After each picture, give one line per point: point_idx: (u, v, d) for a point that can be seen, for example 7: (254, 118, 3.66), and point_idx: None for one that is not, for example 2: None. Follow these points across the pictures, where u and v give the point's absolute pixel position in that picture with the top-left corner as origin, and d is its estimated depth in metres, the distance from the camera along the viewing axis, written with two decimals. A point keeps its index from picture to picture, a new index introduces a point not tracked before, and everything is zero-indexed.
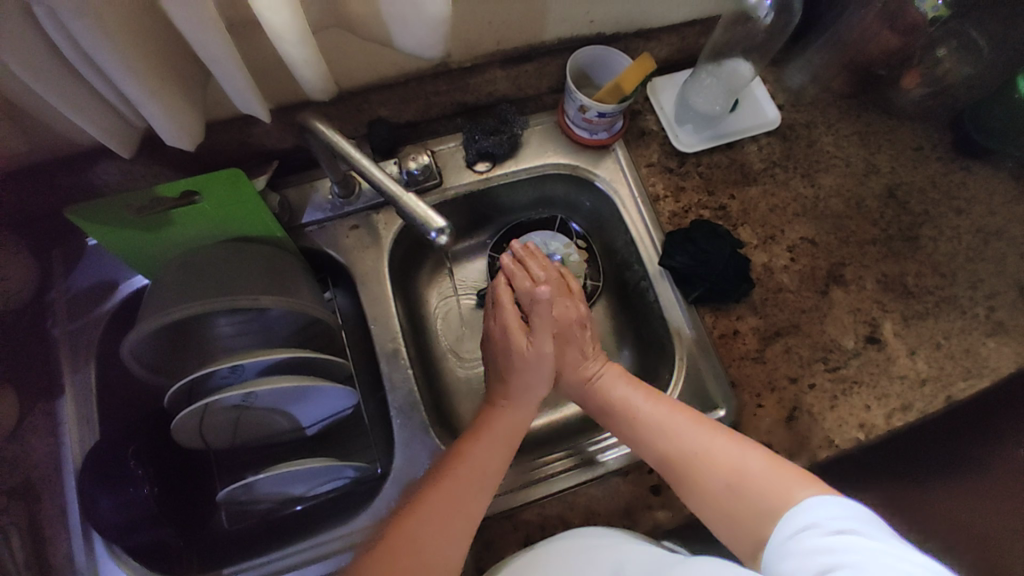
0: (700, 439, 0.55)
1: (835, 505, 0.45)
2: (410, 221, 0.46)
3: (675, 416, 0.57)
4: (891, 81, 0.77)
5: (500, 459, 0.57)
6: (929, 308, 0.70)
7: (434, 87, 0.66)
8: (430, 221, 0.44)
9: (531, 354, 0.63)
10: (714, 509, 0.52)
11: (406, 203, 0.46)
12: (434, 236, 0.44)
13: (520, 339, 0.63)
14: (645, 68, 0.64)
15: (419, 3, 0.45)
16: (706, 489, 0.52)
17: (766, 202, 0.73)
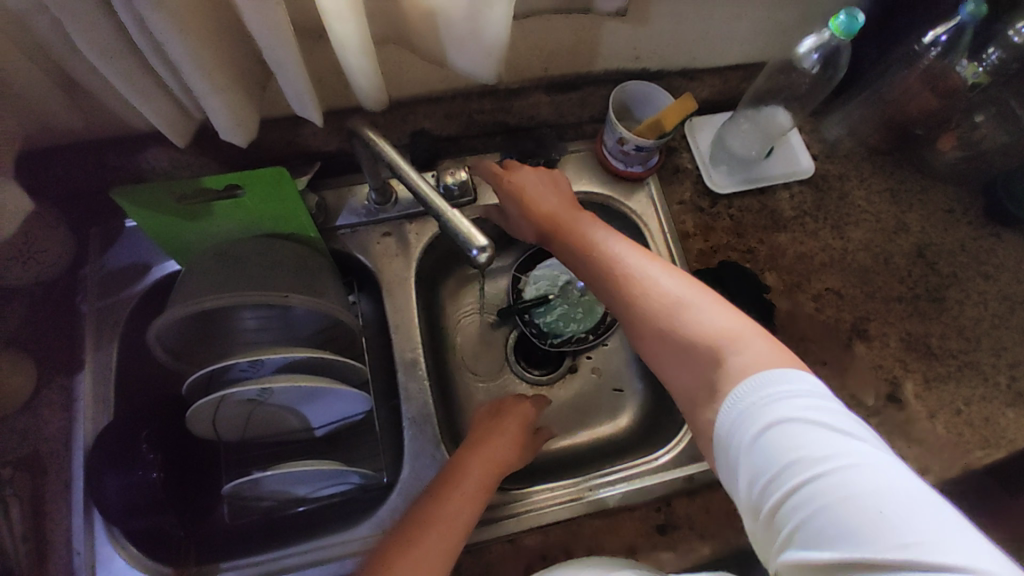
0: (674, 296, 0.53)
1: (804, 388, 0.43)
2: (451, 237, 0.46)
3: (665, 280, 0.55)
4: (927, 141, 0.77)
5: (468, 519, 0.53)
6: (951, 372, 0.70)
7: (479, 106, 0.67)
8: (474, 240, 0.44)
9: (524, 447, 0.61)
10: (671, 360, 0.51)
11: (451, 219, 0.46)
12: (475, 254, 0.44)
13: (518, 437, 0.60)
14: (687, 107, 0.65)
15: (480, 27, 0.47)
16: (671, 345, 0.51)
17: (795, 250, 0.73)
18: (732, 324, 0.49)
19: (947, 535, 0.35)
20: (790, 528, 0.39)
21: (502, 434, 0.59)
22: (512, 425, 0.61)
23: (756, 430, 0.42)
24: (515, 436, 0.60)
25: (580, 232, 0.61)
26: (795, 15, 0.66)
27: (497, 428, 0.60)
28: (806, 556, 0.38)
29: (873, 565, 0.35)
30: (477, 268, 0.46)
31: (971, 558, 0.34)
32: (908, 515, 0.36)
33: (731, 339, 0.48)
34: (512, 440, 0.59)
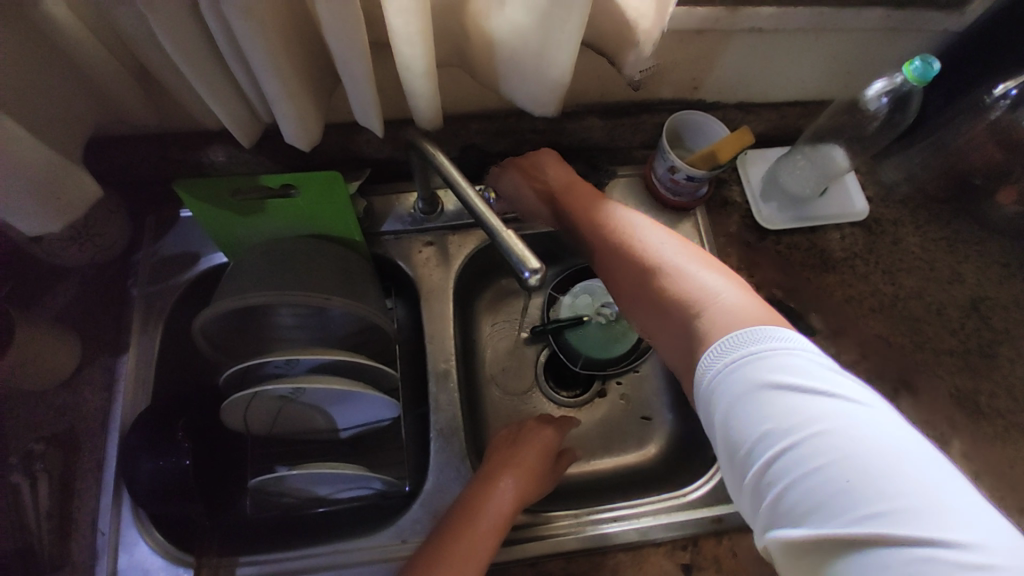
0: (667, 265, 0.52)
1: (787, 349, 0.42)
2: (504, 256, 0.46)
3: (660, 248, 0.53)
4: (986, 194, 0.75)
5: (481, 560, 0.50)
6: (1000, 433, 0.67)
7: (533, 124, 0.67)
8: (527, 262, 0.44)
9: (541, 478, 0.58)
10: (651, 318, 0.52)
11: (506, 240, 0.46)
12: (527, 275, 0.44)
13: (536, 466, 0.58)
14: (742, 141, 0.64)
15: (545, 63, 0.47)
16: (649, 309, 0.52)
17: (842, 292, 0.71)
18: (710, 281, 0.49)
19: (927, 502, 0.34)
20: (770, 497, 0.39)
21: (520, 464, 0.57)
22: (529, 454, 0.58)
23: (738, 397, 0.41)
24: (532, 465, 0.58)
25: (581, 203, 0.60)
26: (860, 58, 0.65)
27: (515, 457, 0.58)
28: (786, 526, 0.38)
29: (851, 534, 0.35)
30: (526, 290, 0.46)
31: (948, 525, 0.34)
32: (888, 481, 0.35)
33: (706, 295, 0.48)
34: (529, 470, 0.57)
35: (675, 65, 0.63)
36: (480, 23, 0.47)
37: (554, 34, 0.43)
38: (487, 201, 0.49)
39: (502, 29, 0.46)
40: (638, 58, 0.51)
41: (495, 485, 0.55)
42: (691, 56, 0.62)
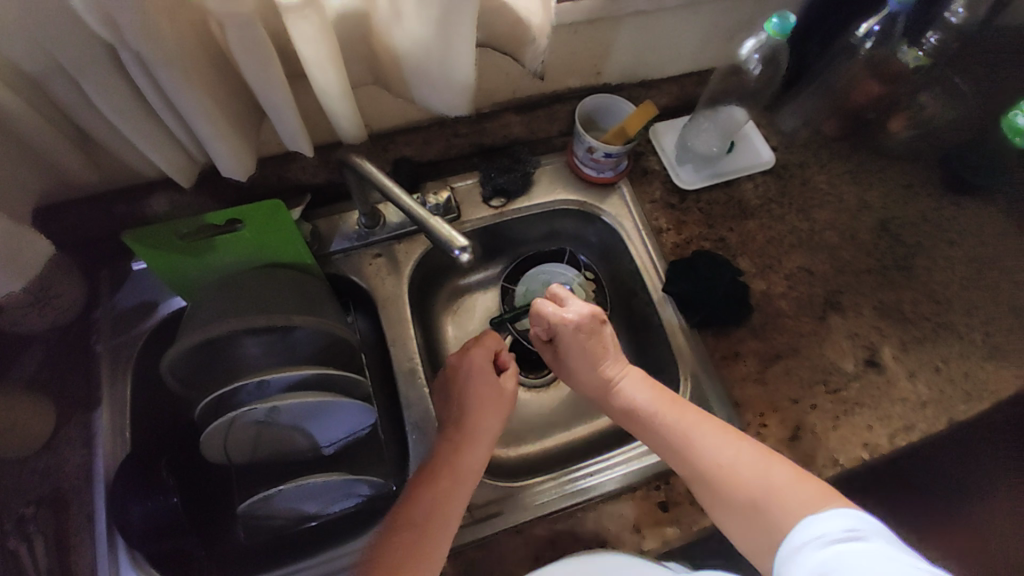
0: (725, 452, 0.59)
1: (854, 516, 0.51)
2: (432, 238, 0.50)
3: (709, 437, 0.60)
4: (879, 126, 0.83)
5: (463, 491, 0.58)
6: (927, 334, 0.74)
7: (455, 129, 0.72)
8: (455, 241, 0.48)
9: (499, 409, 0.64)
10: (713, 499, 0.58)
11: (434, 226, 0.50)
12: (457, 253, 0.48)
13: (495, 403, 0.64)
14: (648, 113, 0.69)
15: (451, 69, 0.51)
16: (715, 496, 0.58)
17: (763, 234, 0.78)
18: (753, 459, 0.58)
19: None
20: None
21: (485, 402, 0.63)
22: (485, 389, 0.64)
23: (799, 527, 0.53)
24: (494, 402, 0.64)
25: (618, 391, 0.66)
26: (735, 23, 0.73)
27: (478, 396, 0.63)
28: None
29: None
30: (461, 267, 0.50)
31: None
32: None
33: (770, 483, 0.56)
34: (493, 408, 0.64)
35: (573, 55, 0.69)
36: (384, 42, 0.52)
37: (454, 37, 0.47)
38: (416, 199, 0.54)
39: (403, 44, 0.50)
40: (535, 51, 0.57)
41: (472, 436, 0.61)
42: (586, 44, 0.68)
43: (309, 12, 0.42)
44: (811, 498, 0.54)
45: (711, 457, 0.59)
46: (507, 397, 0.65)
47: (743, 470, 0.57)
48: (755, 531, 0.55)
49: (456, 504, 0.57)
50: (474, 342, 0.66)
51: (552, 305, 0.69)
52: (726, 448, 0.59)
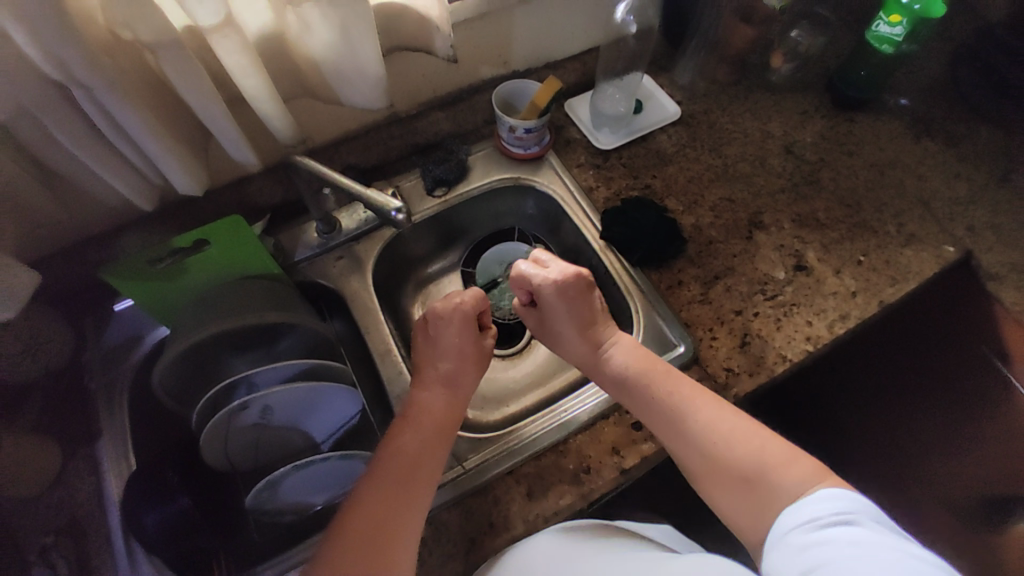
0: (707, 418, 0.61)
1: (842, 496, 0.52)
2: (367, 203, 0.60)
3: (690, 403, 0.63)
4: (764, 66, 0.93)
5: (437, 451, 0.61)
6: (844, 233, 0.81)
7: (390, 133, 0.80)
8: (389, 204, 0.58)
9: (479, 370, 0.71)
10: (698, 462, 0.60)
11: (371, 197, 0.59)
12: (394, 214, 0.58)
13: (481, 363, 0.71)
14: (554, 86, 0.78)
15: (364, 65, 0.60)
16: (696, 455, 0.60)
17: (684, 176, 0.86)
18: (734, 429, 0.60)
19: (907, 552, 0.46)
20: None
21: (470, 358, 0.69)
22: (481, 345, 0.71)
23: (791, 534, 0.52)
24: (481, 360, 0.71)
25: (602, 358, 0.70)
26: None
27: (470, 349, 0.70)
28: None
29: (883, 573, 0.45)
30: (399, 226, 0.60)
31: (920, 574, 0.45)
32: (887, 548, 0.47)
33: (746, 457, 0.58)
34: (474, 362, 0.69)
35: (478, 48, 0.78)
36: (300, 53, 0.59)
37: (356, 36, 0.56)
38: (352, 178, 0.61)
39: (315, 50, 0.58)
40: (443, 37, 0.65)
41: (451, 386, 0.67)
42: (486, 37, 0.76)
43: (229, 31, 0.50)
44: (805, 476, 0.56)
45: (708, 429, 0.61)
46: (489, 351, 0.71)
47: (736, 434, 0.60)
48: (755, 503, 0.57)
49: (428, 463, 0.60)
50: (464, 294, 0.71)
51: (537, 271, 0.75)
52: (720, 415, 0.62)
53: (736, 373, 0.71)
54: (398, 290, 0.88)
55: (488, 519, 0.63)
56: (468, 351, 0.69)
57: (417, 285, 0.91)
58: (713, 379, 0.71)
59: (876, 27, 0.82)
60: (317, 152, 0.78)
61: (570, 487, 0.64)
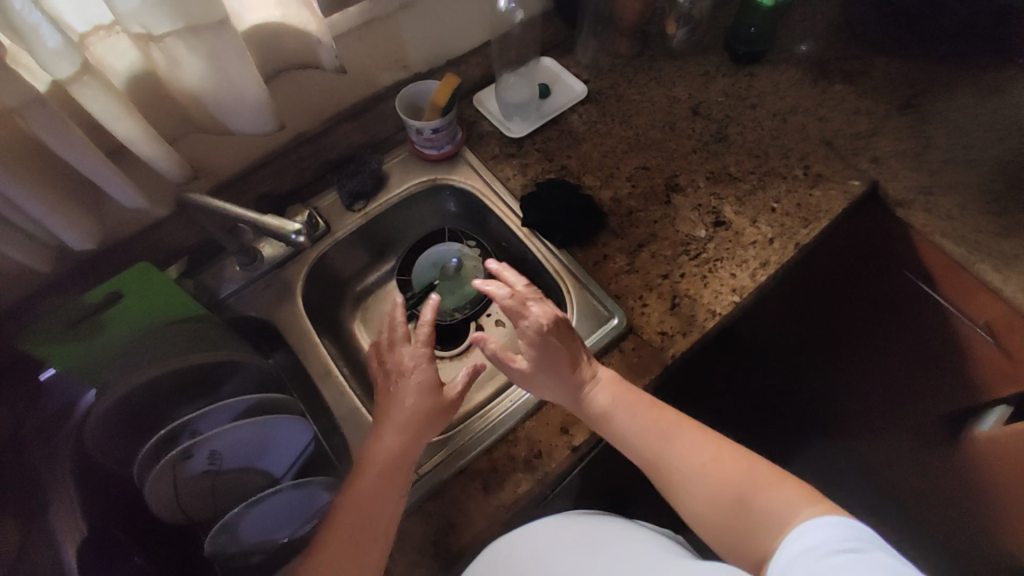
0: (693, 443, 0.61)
1: (847, 525, 0.48)
2: (264, 227, 0.63)
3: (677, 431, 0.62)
4: (661, 33, 0.96)
5: (388, 495, 0.59)
6: (755, 185, 0.84)
7: (300, 155, 0.79)
8: (286, 228, 0.63)
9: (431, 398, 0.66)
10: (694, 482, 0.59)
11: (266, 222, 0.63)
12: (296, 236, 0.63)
13: (430, 392, 0.66)
14: (452, 83, 0.78)
15: (241, 88, 0.59)
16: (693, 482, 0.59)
17: (598, 151, 0.86)
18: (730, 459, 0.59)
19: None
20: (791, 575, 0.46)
21: (411, 389, 0.66)
22: (425, 370, 0.67)
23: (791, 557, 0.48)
24: (426, 390, 0.66)
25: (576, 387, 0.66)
26: None
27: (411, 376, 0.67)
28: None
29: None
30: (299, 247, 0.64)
31: None
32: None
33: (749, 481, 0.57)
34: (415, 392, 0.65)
35: (372, 55, 0.77)
36: (177, 90, 0.58)
37: (226, 61, 0.56)
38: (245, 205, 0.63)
39: (190, 85, 0.58)
40: (326, 49, 0.64)
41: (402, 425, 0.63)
42: (377, 46, 0.76)
43: (89, 78, 0.49)
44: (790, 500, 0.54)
45: (683, 461, 0.60)
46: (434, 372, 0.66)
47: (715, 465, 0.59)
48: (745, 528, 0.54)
49: (389, 511, 0.59)
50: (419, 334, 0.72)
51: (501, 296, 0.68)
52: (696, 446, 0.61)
53: (671, 334, 0.73)
54: (338, 308, 0.88)
55: (448, 519, 0.64)
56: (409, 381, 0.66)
57: (355, 301, 0.90)
58: (650, 344, 0.73)
59: None
60: (225, 185, 0.77)
61: (525, 474, 0.66)
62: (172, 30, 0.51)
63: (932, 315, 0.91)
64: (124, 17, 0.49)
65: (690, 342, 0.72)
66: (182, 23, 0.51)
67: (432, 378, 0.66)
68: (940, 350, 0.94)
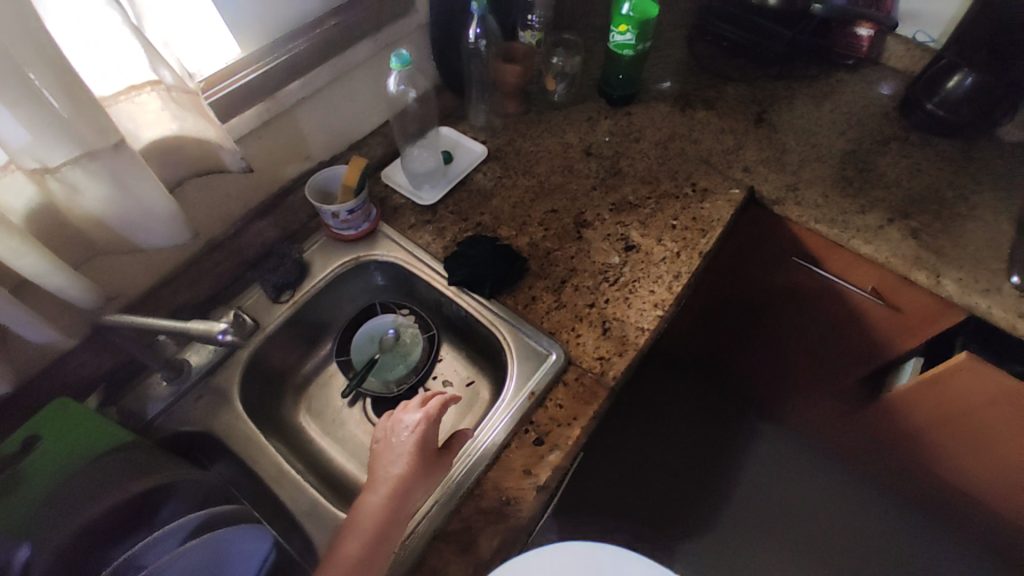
0: None
1: None
2: (190, 334, 0.62)
3: None
4: (542, 91, 1.06)
5: (379, 544, 0.59)
6: (652, 207, 0.93)
7: (213, 259, 0.80)
8: (213, 328, 0.61)
9: (426, 468, 0.65)
10: None
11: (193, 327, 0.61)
12: (221, 333, 0.61)
13: (425, 460, 0.65)
14: (359, 163, 0.81)
15: (148, 205, 0.60)
16: None
17: (508, 204, 0.92)
18: None
19: None
20: None
21: (405, 456, 0.64)
22: (423, 437, 0.66)
23: None
24: (421, 458, 0.65)
25: None
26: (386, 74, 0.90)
27: (408, 442, 0.65)
28: None
29: None
30: (230, 345, 0.61)
31: None
32: None
33: None
34: (409, 459, 0.64)
35: (276, 150, 0.80)
36: (80, 216, 0.59)
37: (128, 180, 0.57)
38: (176, 319, 0.62)
39: (92, 209, 0.58)
40: (230, 152, 0.67)
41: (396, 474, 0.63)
42: (279, 141, 0.80)
43: None
44: None
45: None
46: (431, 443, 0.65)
47: None
48: None
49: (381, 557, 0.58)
50: (419, 398, 0.71)
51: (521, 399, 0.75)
52: None
53: (609, 357, 0.77)
54: (279, 403, 0.86)
55: None
56: (404, 447, 0.65)
57: (297, 393, 0.89)
58: (590, 371, 0.76)
59: (613, 37, 0.95)
60: (138, 303, 0.75)
61: (499, 525, 0.66)
62: (70, 159, 0.52)
63: (831, 295, 1.01)
64: (19, 154, 0.50)
65: (627, 361, 0.76)
66: (79, 151, 0.52)
67: (428, 448, 0.66)
68: (846, 320, 1.03)
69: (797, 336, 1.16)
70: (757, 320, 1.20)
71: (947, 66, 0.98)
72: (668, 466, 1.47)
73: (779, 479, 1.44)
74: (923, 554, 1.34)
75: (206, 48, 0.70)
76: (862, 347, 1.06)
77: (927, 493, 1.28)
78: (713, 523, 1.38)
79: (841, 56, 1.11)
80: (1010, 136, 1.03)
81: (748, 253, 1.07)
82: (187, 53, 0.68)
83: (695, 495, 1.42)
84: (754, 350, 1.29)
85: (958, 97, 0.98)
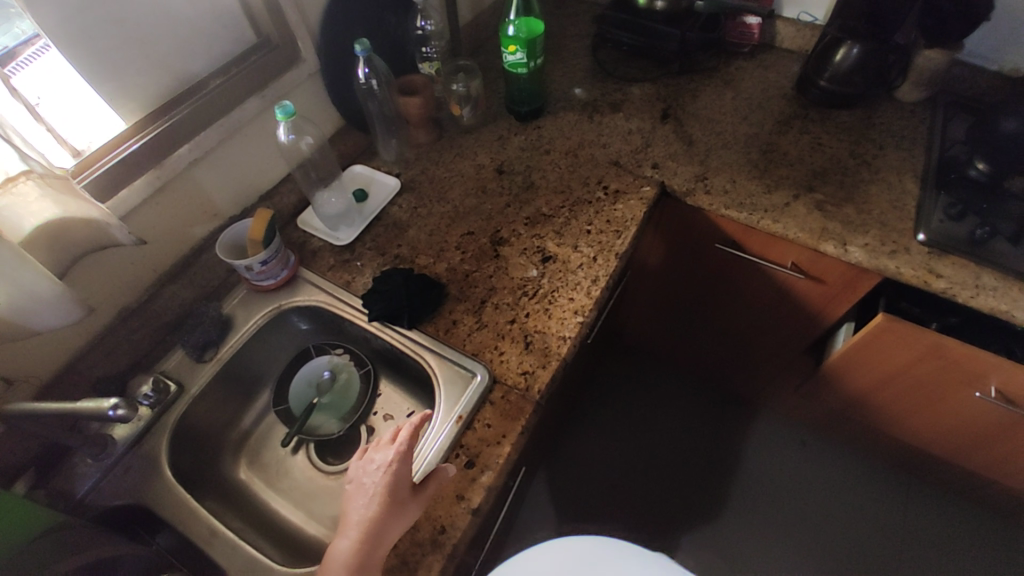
0: None
1: None
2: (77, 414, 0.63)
3: None
4: (451, 117, 1.08)
5: None
6: (566, 215, 0.94)
7: (130, 328, 0.80)
8: (102, 405, 0.63)
9: (398, 510, 0.62)
10: None
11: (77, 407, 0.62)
12: (112, 410, 0.63)
13: (396, 503, 0.62)
14: (264, 216, 0.81)
15: (36, 290, 0.61)
16: None
17: (425, 232, 0.93)
18: None
19: None
20: None
21: (376, 499, 0.62)
22: (394, 477, 0.63)
23: None
24: (392, 500, 0.62)
25: None
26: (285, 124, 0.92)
27: (379, 483, 0.63)
28: None
29: None
30: (122, 418, 0.65)
31: None
32: None
33: None
34: (381, 502, 0.62)
35: (179, 214, 0.82)
36: None
37: (8, 271, 0.57)
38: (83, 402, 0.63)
39: None
40: (119, 228, 0.69)
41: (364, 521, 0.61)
42: (181, 204, 0.81)
43: None
44: None
45: None
46: (402, 486, 0.63)
47: None
48: None
49: None
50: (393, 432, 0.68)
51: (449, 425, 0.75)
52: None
53: (533, 371, 0.78)
54: (217, 462, 0.85)
55: None
56: (375, 489, 0.63)
57: (237, 449, 0.88)
58: (516, 387, 0.77)
59: (506, 58, 0.97)
60: (55, 382, 0.75)
61: (435, 554, 0.66)
62: None
63: (759, 274, 1.03)
64: None
65: (550, 372, 0.77)
66: None
67: (400, 490, 0.63)
68: (777, 297, 1.05)
69: (738, 318, 1.18)
70: (700, 308, 1.22)
71: (833, 41, 1.01)
72: (645, 462, 1.47)
73: (753, 459, 1.45)
74: (901, 513, 1.36)
75: (88, 121, 0.71)
76: (798, 321, 1.08)
77: (893, 452, 1.30)
78: (694, 513, 1.38)
79: (736, 44, 1.16)
80: (908, 97, 1.06)
81: (674, 246, 1.10)
82: (68, 130, 0.70)
83: (672, 488, 1.42)
84: (704, 337, 1.31)
85: (848, 68, 1.00)
